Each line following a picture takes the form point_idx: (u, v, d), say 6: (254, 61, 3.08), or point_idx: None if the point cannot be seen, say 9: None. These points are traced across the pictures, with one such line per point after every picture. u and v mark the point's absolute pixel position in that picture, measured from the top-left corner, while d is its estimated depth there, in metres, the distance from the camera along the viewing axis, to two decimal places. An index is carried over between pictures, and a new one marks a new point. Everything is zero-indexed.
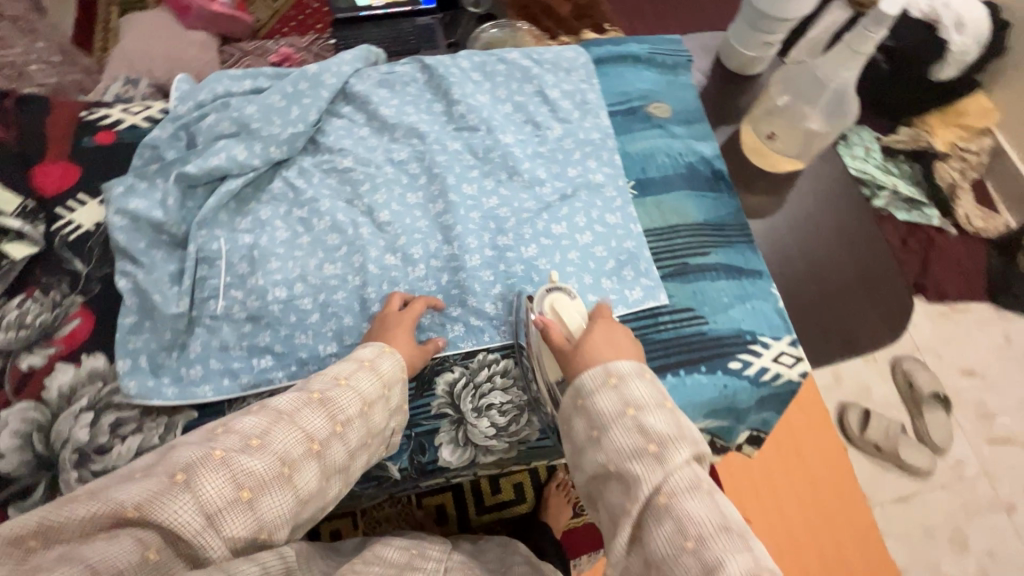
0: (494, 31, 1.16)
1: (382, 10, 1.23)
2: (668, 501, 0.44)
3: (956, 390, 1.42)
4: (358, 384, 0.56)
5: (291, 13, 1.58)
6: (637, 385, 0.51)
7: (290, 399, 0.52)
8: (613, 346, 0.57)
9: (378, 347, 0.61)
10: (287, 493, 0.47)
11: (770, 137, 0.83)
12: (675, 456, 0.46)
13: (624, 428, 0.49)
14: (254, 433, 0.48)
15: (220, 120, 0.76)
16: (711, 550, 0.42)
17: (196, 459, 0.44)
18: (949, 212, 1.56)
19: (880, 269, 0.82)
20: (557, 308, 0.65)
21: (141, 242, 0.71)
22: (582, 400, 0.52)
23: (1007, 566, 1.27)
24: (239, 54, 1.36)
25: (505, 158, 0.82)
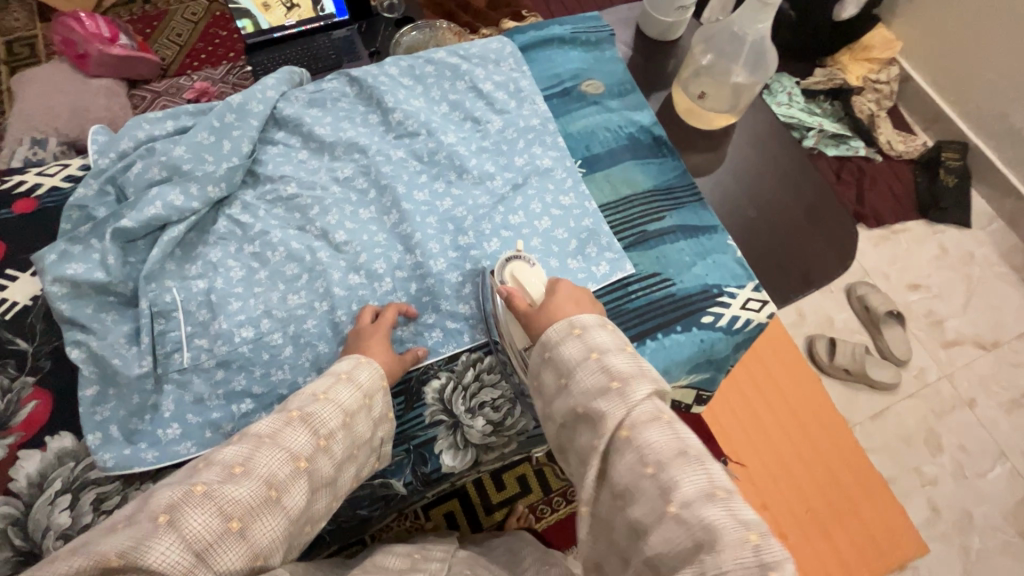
0: (414, 33, 1.15)
1: (296, 28, 1.17)
2: (629, 434, 0.47)
3: (907, 304, 1.52)
4: (337, 396, 0.55)
5: (199, 46, 1.52)
6: (600, 333, 0.53)
7: (270, 421, 0.51)
8: (574, 303, 0.60)
9: (354, 358, 0.60)
10: (277, 515, 0.47)
11: (701, 96, 0.86)
12: (636, 390, 0.49)
13: (588, 369, 0.51)
14: (236, 461, 0.47)
15: (149, 167, 0.73)
16: (669, 471, 0.45)
17: (178, 498, 0.43)
18: (871, 141, 1.66)
19: (823, 204, 0.86)
20: (517, 276, 0.65)
21: (88, 307, 0.67)
22: (549, 352, 0.54)
23: (977, 456, 1.38)
24: (151, 96, 1.30)
25: (452, 158, 0.81)
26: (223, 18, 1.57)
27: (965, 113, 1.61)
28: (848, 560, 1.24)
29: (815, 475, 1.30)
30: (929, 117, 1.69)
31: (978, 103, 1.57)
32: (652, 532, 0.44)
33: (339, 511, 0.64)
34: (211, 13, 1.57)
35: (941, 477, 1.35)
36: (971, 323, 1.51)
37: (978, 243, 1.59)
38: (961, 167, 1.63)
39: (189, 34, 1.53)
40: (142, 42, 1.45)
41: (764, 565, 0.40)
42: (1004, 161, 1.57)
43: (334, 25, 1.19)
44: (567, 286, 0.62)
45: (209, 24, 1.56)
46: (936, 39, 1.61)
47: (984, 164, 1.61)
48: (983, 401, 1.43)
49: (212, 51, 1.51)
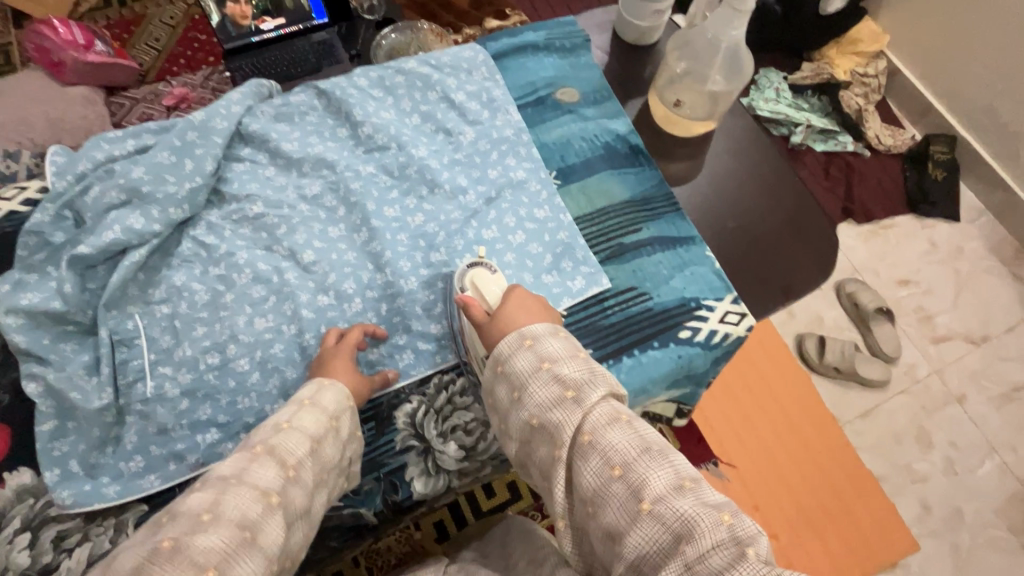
0: (395, 35, 1.14)
1: (274, 32, 1.13)
2: (591, 438, 0.46)
3: (897, 301, 1.51)
4: (302, 424, 0.53)
5: (177, 50, 1.49)
6: (551, 342, 0.51)
7: (233, 462, 0.49)
8: (531, 312, 0.57)
9: (316, 382, 0.58)
10: (257, 555, 0.44)
11: (677, 104, 0.84)
12: (590, 395, 0.48)
13: (541, 381, 0.49)
14: (202, 507, 0.45)
15: (107, 190, 0.70)
16: (636, 470, 0.44)
17: (144, 560, 0.42)
18: (859, 136, 1.64)
19: (803, 211, 0.84)
20: (478, 283, 0.63)
21: (45, 338, 0.64)
22: (500, 366, 0.52)
23: (967, 453, 1.37)
24: (130, 104, 1.25)
25: (423, 172, 0.79)
26: (202, 22, 1.54)
27: (952, 107, 1.60)
28: (840, 560, 1.23)
29: (805, 476, 1.30)
30: (917, 110, 1.67)
31: (965, 96, 1.56)
32: (627, 534, 0.42)
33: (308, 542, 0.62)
34: (190, 17, 1.54)
35: (932, 474, 1.34)
36: (961, 319, 1.50)
37: (968, 237, 1.58)
38: (950, 161, 1.62)
39: (167, 39, 1.50)
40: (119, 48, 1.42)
41: (740, 540, 0.39)
42: (991, 154, 1.56)
43: (313, 27, 1.15)
44: (525, 295, 0.59)
45: (188, 28, 1.52)
46: (922, 32, 1.59)
47: (972, 157, 1.60)
48: (973, 397, 1.42)
49: (191, 56, 1.49)
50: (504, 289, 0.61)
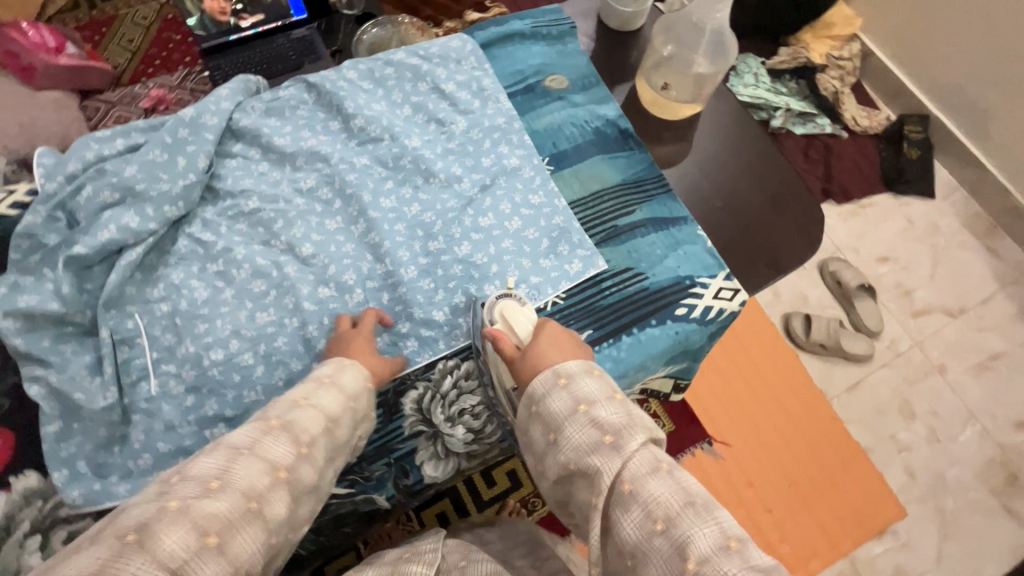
0: (375, 30, 1.12)
1: (252, 30, 1.12)
2: (632, 487, 0.46)
3: (877, 277, 1.55)
4: (319, 402, 0.54)
5: (152, 51, 1.46)
6: (585, 381, 0.54)
7: (248, 431, 0.49)
8: (562, 346, 0.60)
9: (339, 361, 0.60)
10: (257, 527, 0.44)
11: (665, 87, 0.85)
12: (629, 441, 0.49)
13: (577, 423, 0.51)
14: (213, 473, 0.45)
15: (100, 189, 0.70)
16: (679, 526, 0.44)
17: (150, 516, 0.41)
18: (837, 118, 1.68)
19: (789, 188, 0.86)
20: (508, 317, 0.66)
21: (44, 340, 0.64)
22: (535, 405, 0.54)
23: (948, 420, 1.42)
24: (105, 108, 1.21)
25: (417, 162, 0.80)
26: (175, 21, 1.51)
27: (925, 87, 1.65)
28: (830, 529, 1.28)
29: (796, 449, 1.34)
30: (891, 91, 1.72)
31: (937, 75, 1.61)
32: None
33: (323, 529, 0.64)
34: (163, 17, 1.51)
35: (916, 443, 1.39)
36: (938, 293, 1.55)
37: (942, 213, 1.63)
38: (923, 140, 1.66)
39: (142, 40, 1.48)
40: (91, 50, 1.39)
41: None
42: (962, 131, 1.61)
43: (292, 24, 1.14)
44: (554, 329, 0.62)
45: (162, 28, 1.50)
46: (895, 13, 1.63)
47: (945, 136, 1.64)
48: (952, 367, 1.48)
49: (166, 56, 1.46)
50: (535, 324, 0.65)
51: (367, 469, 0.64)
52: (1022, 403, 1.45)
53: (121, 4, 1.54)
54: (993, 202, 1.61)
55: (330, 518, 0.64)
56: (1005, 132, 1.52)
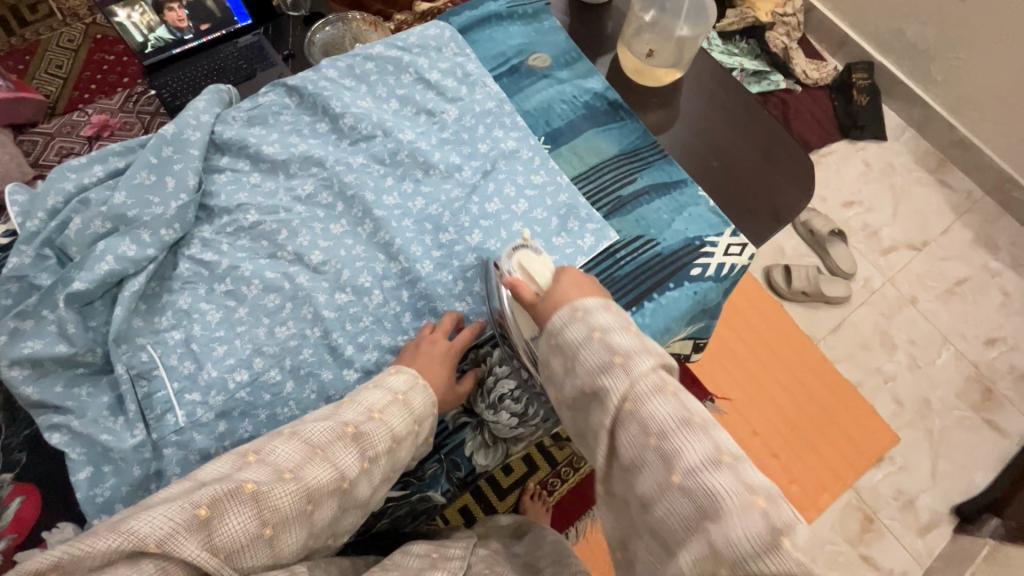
0: (328, 28, 1.07)
1: (196, 41, 1.05)
2: (632, 406, 0.48)
3: (845, 222, 1.63)
4: (390, 417, 0.56)
5: (85, 75, 1.38)
6: (603, 314, 0.53)
7: (324, 430, 0.52)
8: (582, 289, 0.58)
9: (409, 376, 0.60)
10: (305, 528, 0.48)
11: (649, 54, 0.87)
12: (638, 365, 0.49)
13: (592, 349, 0.51)
14: (287, 466, 0.48)
15: (90, 220, 0.66)
16: (672, 440, 0.46)
17: (224, 495, 0.44)
18: (789, 73, 1.74)
19: (777, 140, 0.88)
20: (524, 265, 0.63)
21: (57, 385, 0.61)
22: (555, 339, 0.54)
23: (926, 346, 1.51)
24: (44, 140, 1.19)
25: (414, 155, 0.78)
26: (106, 41, 1.43)
27: (867, 35, 1.72)
28: (835, 464, 1.35)
29: (794, 392, 1.41)
30: (835, 42, 1.79)
31: (878, 22, 1.68)
32: (658, 503, 0.45)
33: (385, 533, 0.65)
34: (91, 37, 1.43)
35: (900, 372, 1.47)
36: (901, 230, 1.63)
37: (895, 153, 1.71)
38: (871, 86, 1.74)
39: (71, 65, 1.39)
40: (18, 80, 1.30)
41: (775, 529, 0.40)
42: (905, 73, 1.69)
43: (238, 31, 1.08)
44: (573, 272, 0.60)
45: (91, 50, 1.41)
46: None
47: (890, 79, 1.72)
48: (923, 297, 1.56)
49: (102, 79, 1.38)
50: (554, 271, 0.62)
51: (420, 468, 0.65)
52: (988, 322, 1.55)
53: (41, 28, 1.44)
54: (940, 137, 1.69)
55: (393, 518, 0.66)
56: (945, 70, 1.60)
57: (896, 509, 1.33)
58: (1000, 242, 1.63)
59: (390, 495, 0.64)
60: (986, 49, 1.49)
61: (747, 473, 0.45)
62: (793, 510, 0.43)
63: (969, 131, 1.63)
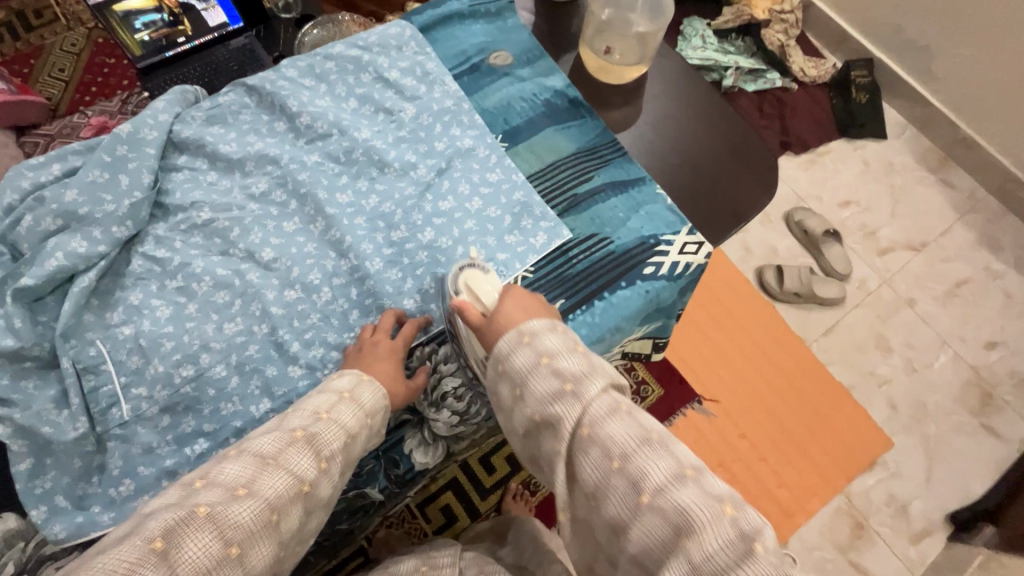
0: (316, 30, 1.09)
1: (189, 45, 1.06)
2: (591, 430, 0.48)
3: (840, 222, 1.59)
4: (340, 416, 0.56)
5: (87, 78, 1.42)
6: (550, 337, 0.53)
7: (272, 441, 0.52)
8: (528, 311, 0.59)
9: (356, 375, 0.61)
10: (273, 540, 0.48)
11: (608, 52, 0.86)
12: (590, 388, 0.50)
13: (541, 375, 0.51)
14: (239, 482, 0.48)
15: (41, 217, 0.67)
16: (635, 462, 0.46)
17: (176, 523, 0.44)
18: (785, 71, 1.72)
19: (741, 137, 0.87)
20: (472, 285, 0.64)
21: (3, 378, 0.62)
22: (501, 364, 0.54)
23: (923, 349, 1.47)
24: (45, 141, 1.20)
25: (369, 154, 0.79)
26: (107, 45, 1.47)
27: (867, 32, 1.69)
28: (823, 468, 1.32)
29: (778, 396, 1.38)
30: (834, 39, 1.76)
31: (878, 19, 1.64)
32: (631, 527, 0.45)
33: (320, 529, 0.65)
34: (93, 41, 1.47)
35: (894, 376, 1.44)
36: (900, 230, 1.60)
37: (895, 152, 1.68)
38: (870, 83, 1.71)
39: (73, 68, 1.43)
40: (22, 84, 1.35)
41: (747, 536, 0.41)
42: (906, 71, 1.65)
43: (230, 33, 1.09)
44: (518, 292, 0.61)
45: (93, 53, 1.45)
46: None
47: (890, 76, 1.69)
48: (922, 298, 1.53)
49: (102, 82, 1.42)
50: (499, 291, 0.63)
51: (356, 465, 0.65)
52: (990, 324, 1.51)
53: (45, 32, 1.48)
54: (943, 135, 1.65)
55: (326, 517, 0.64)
56: (946, 66, 1.56)
57: (887, 516, 1.30)
58: (1004, 243, 1.59)
59: None
60: (988, 45, 1.45)
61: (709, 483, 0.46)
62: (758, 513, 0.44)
63: (972, 129, 1.59)
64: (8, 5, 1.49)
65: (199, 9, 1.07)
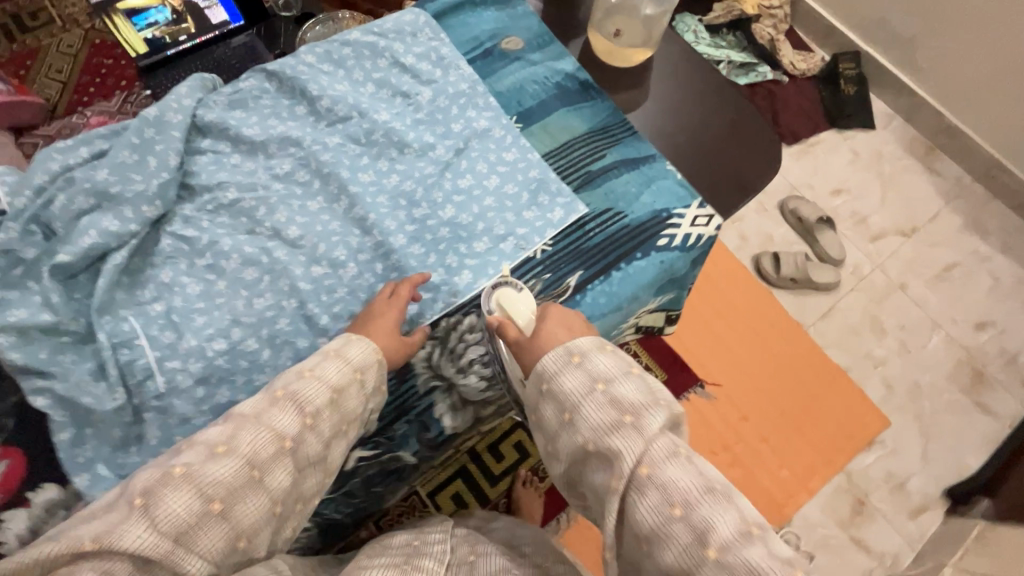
0: (318, 27, 1.10)
1: (189, 42, 1.08)
2: (650, 471, 0.49)
3: (833, 209, 1.64)
4: (324, 373, 0.58)
5: (84, 79, 1.42)
6: (600, 359, 0.55)
7: (256, 402, 0.54)
8: (569, 330, 0.61)
9: (343, 336, 0.63)
10: (256, 496, 0.50)
11: (617, 34, 0.88)
12: (649, 424, 0.51)
13: (594, 402, 0.53)
14: (218, 441, 0.51)
15: (74, 196, 0.68)
16: (699, 512, 0.47)
17: (155, 483, 0.47)
18: (775, 64, 1.76)
19: (744, 116, 0.91)
20: (504, 304, 0.68)
21: (42, 351, 0.63)
22: (547, 383, 0.56)
23: (916, 331, 1.52)
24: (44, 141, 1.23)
25: (389, 135, 0.81)
26: (105, 46, 1.46)
27: (853, 25, 1.74)
28: (822, 448, 1.36)
29: (777, 377, 1.42)
30: (821, 33, 1.81)
31: (863, 12, 1.70)
32: None
33: (357, 492, 0.67)
34: (90, 43, 1.47)
35: (889, 357, 1.48)
36: (890, 216, 1.64)
37: (883, 142, 1.73)
38: (857, 76, 1.76)
39: (70, 69, 1.43)
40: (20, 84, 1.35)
41: None
42: (892, 63, 1.71)
43: (231, 31, 1.11)
44: (557, 310, 0.64)
45: (90, 54, 1.45)
46: None
47: (876, 68, 1.74)
48: (913, 282, 1.57)
49: (100, 82, 1.42)
50: (533, 311, 0.66)
51: (390, 429, 0.67)
52: (979, 306, 1.56)
53: (43, 34, 1.49)
54: (929, 124, 1.70)
55: (362, 479, 0.67)
56: (931, 57, 1.61)
57: (886, 492, 1.34)
58: (990, 228, 1.64)
59: (361, 454, 0.66)
60: (970, 35, 1.51)
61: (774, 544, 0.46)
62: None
63: (957, 118, 1.65)
64: (2, 7, 1.49)
65: (203, 8, 1.10)
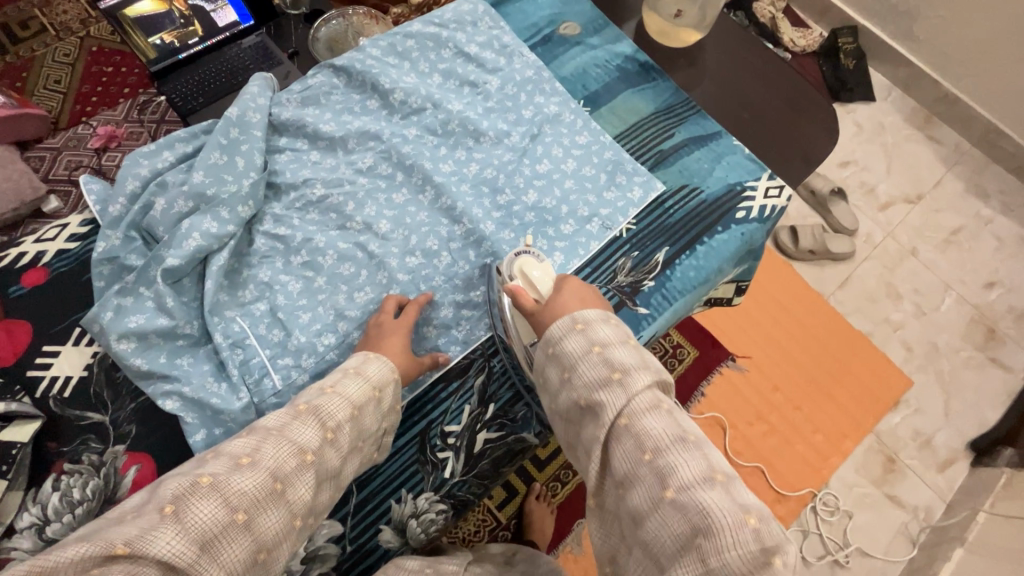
0: (331, 23, 1.00)
1: (201, 45, 1.00)
2: (629, 421, 0.49)
3: (842, 180, 1.69)
4: (345, 389, 0.56)
5: (85, 88, 1.36)
6: (603, 328, 0.55)
7: (278, 416, 0.53)
8: (582, 300, 0.61)
9: (362, 354, 0.61)
10: (281, 509, 0.48)
11: (677, 15, 0.92)
12: (635, 381, 0.51)
13: (590, 362, 0.53)
14: (243, 452, 0.49)
15: (173, 200, 0.69)
16: (666, 457, 0.47)
17: (183, 490, 0.45)
18: (777, 43, 1.79)
19: (798, 90, 0.94)
20: (525, 271, 0.66)
21: (161, 356, 0.65)
22: (553, 348, 0.56)
23: (930, 294, 1.57)
24: (51, 155, 1.23)
25: (464, 124, 0.82)
26: (104, 53, 1.41)
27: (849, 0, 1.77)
28: (855, 414, 1.40)
29: (810, 347, 1.46)
30: (818, 11, 1.85)
31: None
32: (650, 517, 0.45)
33: (486, 474, 0.69)
34: (87, 50, 1.40)
35: (907, 320, 1.53)
36: (897, 185, 1.69)
37: (885, 113, 1.78)
38: (856, 49, 1.80)
39: (70, 79, 1.37)
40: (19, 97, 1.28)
41: (767, 549, 0.41)
42: (888, 35, 1.75)
43: (242, 32, 1.02)
44: (574, 282, 0.63)
45: (89, 62, 1.39)
46: None
47: (874, 42, 1.78)
48: (923, 247, 1.62)
49: (103, 91, 1.36)
50: (554, 280, 0.65)
51: (512, 411, 0.70)
52: (984, 265, 1.62)
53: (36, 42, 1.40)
54: (928, 94, 1.75)
55: (490, 461, 0.69)
56: (928, 29, 1.65)
57: (915, 449, 1.39)
58: (990, 190, 1.70)
59: (488, 436, 0.69)
60: (967, 6, 1.55)
61: (739, 492, 0.46)
62: (782, 528, 0.44)
63: (954, 86, 1.70)
64: None
65: (208, 9, 0.99)
